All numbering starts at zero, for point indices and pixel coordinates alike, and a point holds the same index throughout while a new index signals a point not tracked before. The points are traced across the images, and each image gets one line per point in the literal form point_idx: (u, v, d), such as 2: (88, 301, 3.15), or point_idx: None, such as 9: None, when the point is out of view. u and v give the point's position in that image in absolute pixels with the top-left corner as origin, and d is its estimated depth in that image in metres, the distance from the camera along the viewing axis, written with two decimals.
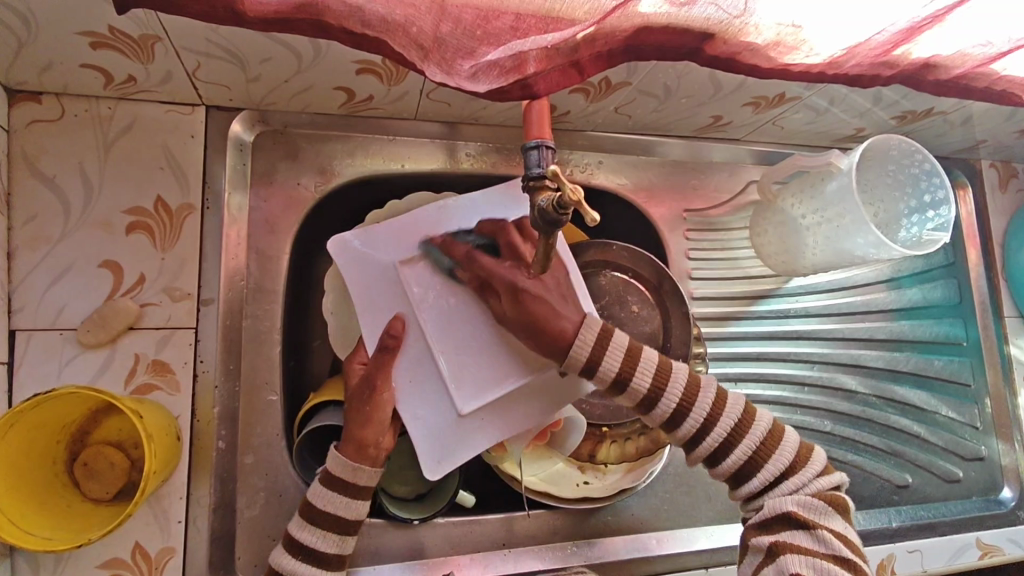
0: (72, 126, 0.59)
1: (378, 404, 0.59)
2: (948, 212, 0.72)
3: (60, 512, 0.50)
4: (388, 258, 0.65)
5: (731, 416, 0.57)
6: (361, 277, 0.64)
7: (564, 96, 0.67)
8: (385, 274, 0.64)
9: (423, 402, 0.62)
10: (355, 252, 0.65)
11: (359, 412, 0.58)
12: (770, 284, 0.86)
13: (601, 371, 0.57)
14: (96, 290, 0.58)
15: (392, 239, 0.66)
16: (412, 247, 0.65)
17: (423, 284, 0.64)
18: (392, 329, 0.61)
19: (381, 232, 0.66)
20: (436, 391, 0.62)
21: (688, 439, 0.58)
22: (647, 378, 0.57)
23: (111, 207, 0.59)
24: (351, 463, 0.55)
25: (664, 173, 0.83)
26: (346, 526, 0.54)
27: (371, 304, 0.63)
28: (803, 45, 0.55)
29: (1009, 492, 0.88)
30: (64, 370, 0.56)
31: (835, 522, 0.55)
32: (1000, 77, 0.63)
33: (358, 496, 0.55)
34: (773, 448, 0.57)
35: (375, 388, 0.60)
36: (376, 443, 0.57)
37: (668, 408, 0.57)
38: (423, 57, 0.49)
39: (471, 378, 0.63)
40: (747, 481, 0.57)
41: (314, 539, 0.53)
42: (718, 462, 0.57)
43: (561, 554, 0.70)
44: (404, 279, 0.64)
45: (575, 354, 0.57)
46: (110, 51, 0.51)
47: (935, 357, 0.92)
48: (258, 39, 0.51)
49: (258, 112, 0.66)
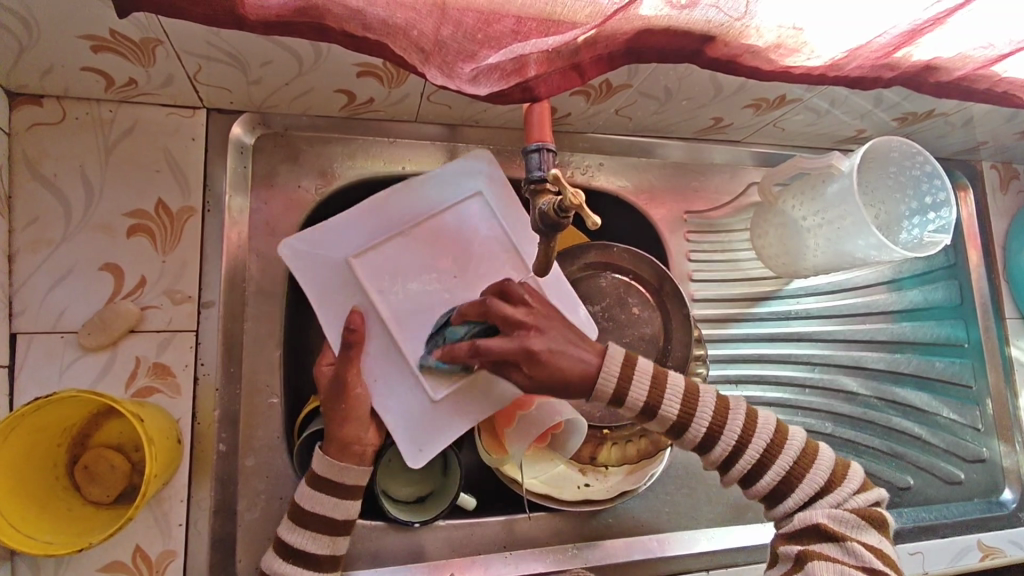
0: (73, 129, 0.59)
1: (353, 401, 0.58)
2: (950, 213, 0.72)
3: (60, 516, 0.50)
4: (340, 254, 0.63)
5: (764, 435, 0.57)
6: (316, 278, 0.62)
7: (565, 99, 0.67)
8: (340, 271, 0.63)
9: (393, 394, 0.62)
10: (309, 252, 0.62)
11: (336, 411, 0.58)
12: (771, 286, 0.85)
13: (631, 399, 0.56)
14: (96, 293, 0.58)
15: (343, 231, 0.63)
16: (364, 238, 0.64)
17: (378, 274, 0.63)
18: (352, 323, 0.59)
19: (335, 227, 0.63)
20: (404, 381, 0.62)
21: (720, 462, 0.58)
22: (675, 405, 0.57)
23: (111, 210, 0.59)
24: (336, 462, 0.55)
25: (665, 175, 0.83)
26: (337, 526, 0.55)
27: (330, 302, 0.62)
28: (804, 47, 0.55)
29: (1010, 493, 0.88)
30: (64, 374, 0.56)
31: (869, 536, 0.55)
32: (1002, 79, 0.63)
33: (349, 496, 0.55)
34: (807, 465, 0.57)
35: (347, 387, 0.58)
36: (360, 440, 0.58)
37: (698, 433, 0.57)
38: (424, 61, 0.49)
39: (438, 364, 0.63)
40: (781, 500, 0.58)
41: (307, 541, 0.53)
42: (751, 482, 0.58)
43: (563, 557, 0.70)
44: (359, 275, 0.63)
45: (603, 386, 0.55)
46: (111, 54, 0.51)
47: (937, 358, 0.92)
48: (258, 42, 0.51)
49: (258, 114, 0.66)
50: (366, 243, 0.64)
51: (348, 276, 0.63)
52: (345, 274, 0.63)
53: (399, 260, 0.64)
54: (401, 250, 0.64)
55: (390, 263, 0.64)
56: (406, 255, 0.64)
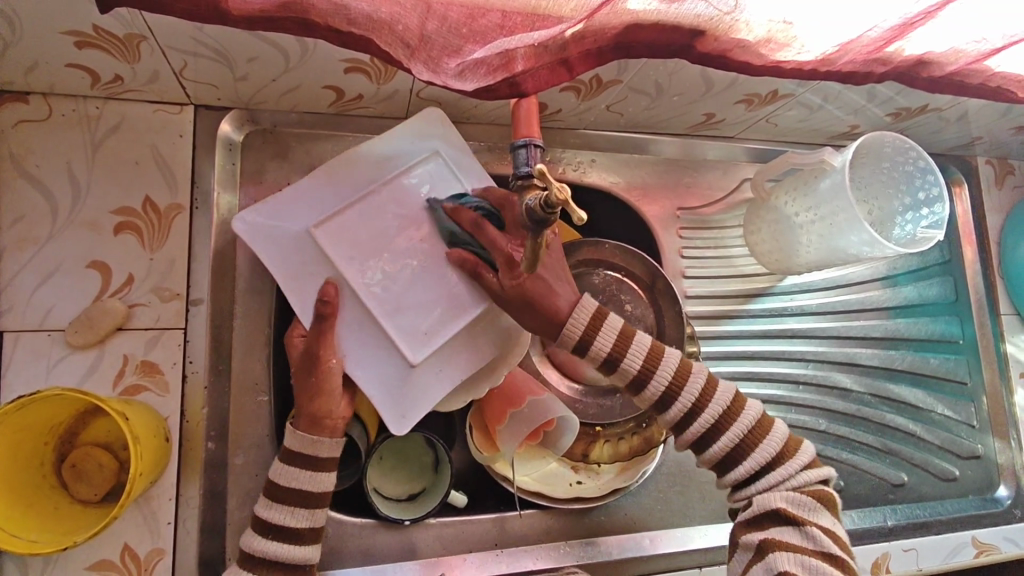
0: (59, 126, 0.58)
1: (326, 373, 0.56)
2: (942, 209, 0.72)
3: (47, 515, 0.50)
4: (298, 224, 0.60)
5: (718, 403, 0.57)
6: (275, 252, 0.59)
7: (555, 94, 0.66)
8: (302, 241, 0.60)
9: (371, 365, 0.59)
10: (267, 227, 0.60)
11: (308, 385, 0.55)
12: (765, 283, 0.85)
13: (593, 349, 0.56)
14: (84, 291, 0.58)
15: (301, 203, 0.61)
16: (323, 207, 0.61)
17: (343, 243, 0.60)
18: (325, 295, 0.57)
19: (293, 198, 0.61)
20: (381, 351, 0.60)
21: (675, 423, 0.58)
22: (638, 360, 0.57)
23: (98, 207, 0.59)
24: (308, 436, 0.54)
25: (658, 172, 0.83)
26: (313, 499, 0.54)
27: (297, 277, 0.59)
28: (795, 42, 0.54)
29: (1005, 490, 0.88)
30: (51, 372, 0.56)
31: (823, 518, 0.55)
32: (995, 74, 0.63)
33: (318, 467, 0.54)
34: (760, 438, 0.57)
35: (319, 358, 0.56)
36: (331, 413, 0.56)
37: (656, 391, 0.57)
38: (409, 56, 0.48)
39: (415, 330, 0.60)
40: (735, 471, 0.57)
41: (283, 516, 0.53)
42: (706, 448, 0.57)
43: (555, 554, 0.69)
44: (323, 244, 0.60)
45: (569, 330, 0.56)
46: (95, 50, 0.51)
47: (932, 355, 0.91)
48: (244, 38, 0.50)
49: (246, 111, 0.65)
50: (325, 212, 0.61)
51: (313, 247, 0.60)
52: (307, 246, 0.60)
53: (362, 226, 0.61)
54: (363, 215, 0.61)
55: (353, 232, 0.61)
56: (368, 219, 0.61)
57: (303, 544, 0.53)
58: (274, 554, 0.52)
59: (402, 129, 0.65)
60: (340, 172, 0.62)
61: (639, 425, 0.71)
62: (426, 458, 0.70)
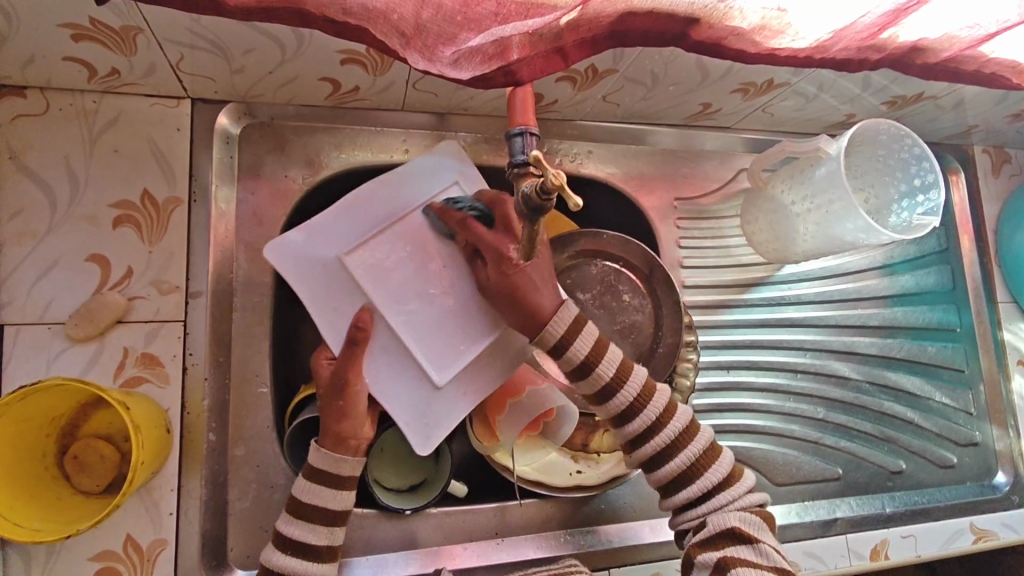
0: (57, 120, 0.58)
1: (353, 396, 0.56)
2: (937, 196, 0.72)
3: (49, 505, 0.50)
4: (331, 252, 0.62)
5: (678, 423, 0.58)
6: (311, 280, 0.61)
7: (552, 85, 0.66)
8: (330, 271, 0.61)
9: (398, 386, 0.61)
10: (302, 255, 0.61)
11: (334, 407, 0.56)
12: (762, 272, 0.85)
13: (569, 352, 0.56)
14: (83, 285, 0.58)
15: (336, 230, 0.63)
16: (351, 236, 0.63)
17: (373, 272, 0.62)
18: (359, 320, 0.58)
19: (319, 227, 0.62)
20: (407, 373, 0.61)
21: (635, 437, 0.58)
22: (586, 346, 0.56)
23: (97, 201, 0.59)
24: (332, 455, 0.54)
25: (655, 163, 0.83)
26: (333, 517, 0.54)
27: (325, 305, 0.60)
28: (789, 29, 0.54)
29: (1003, 477, 0.88)
30: (52, 364, 0.56)
31: (769, 536, 0.57)
32: (989, 60, 0.63)
33: (342, 486, 0.54)
34: (712, 460, 0.58)
35: (348, 383, 0.57)
36: (357, 434, 0.56)
37: (621, 403, 0.57)
38: (405, 45, 0.49)
39: (438, 350, 0.62)
40: (684, 489, 0.58)
41: (304, 532, 0.52)
42: (659, 465, 0.58)
43: (555, 543, 0.70)
44: (355, 277, 0.61)
45: (548, 332, 0.56)
46: (92, 43, 0.51)
47: (929, 343, 0.91)
48: (241, 30, 0.51)
49: (244, 104, 0.65)
50: (360, 240, 0.62)
51: (341, 276, 0.61)
52: (339, 274, 0.61)
53: (392, 255, 0.62)
54: (389, 245, 0.63)
55: (382, 261, 0.62)
56: (392, 248, 0.63)
57: (322, 563, 0.53)
58: (292, 571, 0.51)
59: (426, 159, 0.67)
60: (370, 201, 0.64)
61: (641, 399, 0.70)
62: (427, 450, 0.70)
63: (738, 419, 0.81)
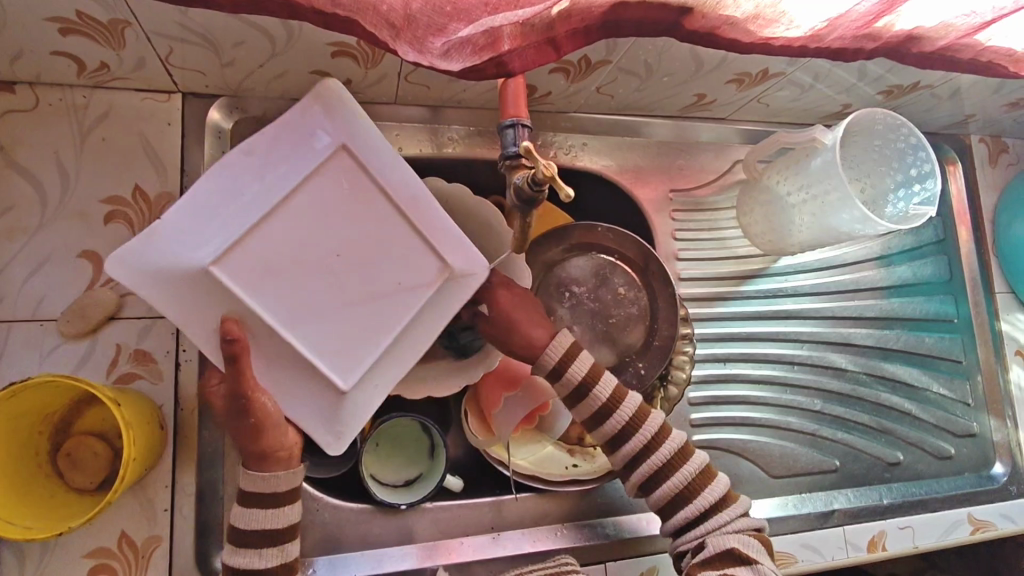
0: (47, 115, 0.58)
1: (265, 410, 0.50)
2: (934, 185, 0.71)
3: (43, 502, 0.50)
4: (189, 261, 0.46)
5: (673, 444, 0.60)
6: (171, 297, 0.46)
7: (545, 76, 0.66)
8: (196, 283, 0.47)
9: (301, 399, 0.50)
10: (151, 267, 0.46)
11: (245, 427, 0.50)
12: (758, 264, 0.85)
13: (567, 375, 0.59)
14: (74, 281, 0.57)
15: (189, 226, 0.46)
16: (208, 231, 0.47)
17: (246, 277, 0.47)
18: (227, 334, 0.46)
19: (164, 227, 0.46)
20: (308, 383, 0.50)
21: (631, 458, 0.59)
22: (582, 369, 0.59)
23: (88, 197, 0.59)
24: (263, 474, 0.52)
25: (650, 155, 0.82)
26: (277, 535, 0.52)
27: (195, 323, 0.47)
28: (783, 18, 0.54)
29: (1000, 467, 0.88)
30: (45, 361, 0.56)
31: (766, 560, 0.57)
32: (986, 48, 0.63)
33: (280, 502, 0.52)
34: (707, 483, 0.59)
35: (250, 400, 0.49)
36: (284, 445, 0.52)
37: (617, 425, 0.59)
38: (395, 36, 0.48)
39: (345, 347, 0.50)
40: (680, 510, 0.59)
41: (250, 560, 0.51)
42: (655, 486, 0.59)
43: (549, 537, 0.69)
44: (229, 289, 0.47)
45: (547, 357, 0.59)
46: (79, 37, 0.51)
47: (926, 334, 0.91)
48: (229, 21, 0.50)
49: (235, 99, 0.64)
50: (226, 239, 0.47)
51: (211, 290, 0.47)
52: (203, 287, 0.47)
53: (277, 247, 0.48)
54: (264, 237, 0.48)
55: (264, 256, 0.48)
56: (270, 241, 0.48)
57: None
58: None
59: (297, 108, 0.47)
60: (230, 180, 0.47)
61: None
62: (423, 443, 0.70)
63: (736, 411, 0.81)
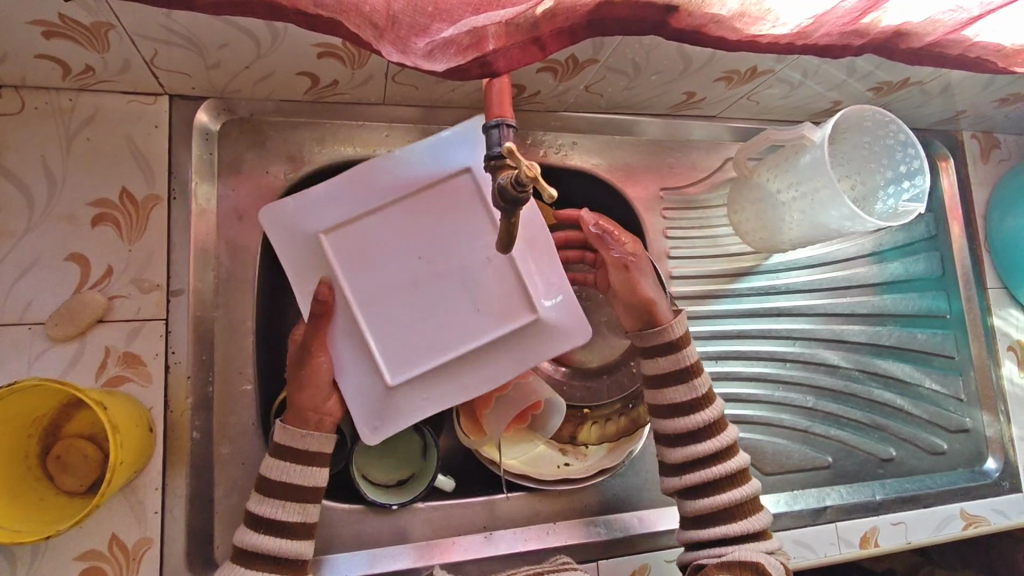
0: (33, 118, 0.58)
1: (315, 369, 0.59)
2: (923, 181, 0.71)
3: (32, 505, 0.50)
4: (314, 227, 0.61)
5: (738, 463, 0.63)
6: (290, 251, 0.61)
7: (533, 75, 0.66)
8: (310, 245, 0.61)
9: (360, 378, 0.61)
10: (288, 221, 0.60)
11: (298, 376, 0.58)
12: (750, 262, 0.85)
13: (680, 355, 0.65)
14: (62, 284, 0.57)
15: (324, 202, 0.61)
16: (341, 210, 0.61)
17: (352, 254, 0.61)
18: (319, 295, 0.59)
19: (311, 195, 0.60)
20: (367, 364, 0.61)
21: (701, 458, 0.62)
22: (694, 356, 0.66)
23: (75, 200, 0.59)
24: (298, 431, 0.56)
25: (641, 153, 0.82)
26: (304, 493, 0.56)
27: (300, 279, 0.61)
28: (768, 15, 0.54)
29: (993, 463, 0.88)
30: (33, 364, 0.56)
31: None
32: (974, 43, 0.63)
33: (312, 461, 0.56)
34: (754, 510, 0.62)
35: (309, 356, 0.59)
36: (315, 407, 0.58)
37: (702, 419, 0.63)
38: (378, 37, 0.48)
39: (407, 348, 0.62)
40: (721, 523, 0.61)
41: (275, 510, 0.54)
42: (707, 494, 0.62)
43: (543, 535, 0.70)
44: (330, 256, 0.60)
45: (671, 329, 0.65)
46: (63, 40, 0.50)
47: (919, 330, 0.91)
48: (213, 24, 0.50)
49: (222, 100, 0.65)
50: (345, 219, 0.61)
51: (319, 252, 0.61)
52: (318, 252, 0.61)
53: (385, 243, 0.61)
54: (378, 230, 0.61)
55: (370, 247, 0.61)
56: (382, 235, 0.61)
57: (297, 539, 0.55)
58: (268, 549, 0.53)
59: (443, 136, 0.62)
60: (368, 177, 0.61)
61: (626, 406, 0.75)
62: (414, 444, 0.70)
63: (729, 409, 0.81)
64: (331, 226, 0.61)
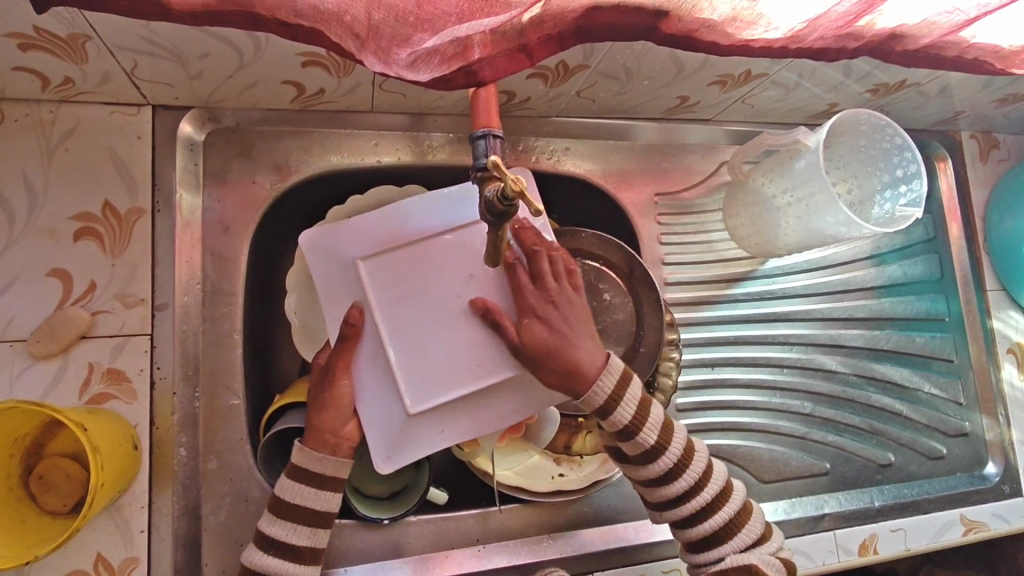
0: (13, 132, 0.57)
1: (338, 389, 0.57)
2: (920, 186, 0.70)
3: (13, 527, 0.49)
4: (352, 253, 0.60)
5: (717, 483, 0.62)
6: (324, 274, 0.60)
7: (523, 82, 0.65)
8: (347, 270, 0.60)
9: (382, 406, 0.59)
10: (327, 247, 0.60)
11: (322, 397, 0.57)
12: (746, 267, 0.84)
13: (614, 416, 0.58)
14: (43, 300, 0.56)
15: (364, 232, 0.61)
16: (380, 242, 0.61)
17: (388, 281, 0.60)
18: (349, 317, 0.57)
19: (354, 224, 0.61)
20: (389, 391, 0.59)
21: (677, 496, 0.60)
22: (628, 412, 0.58)
23: (56, 214, 0.58)
24: (315, 454, 0.55)
25: (635, 158, 0.81)
26: (317, 518, 0.55)
27: (330, 303, 0.60)
28: (760, 19, 0.53)
29: (993, 467, 0.87)
30: (15, 383, 0.55)
31: None
32: (971, 44, 0.61)
33: (324, 486, 0.55)
34: (745, 519, 0.62)
35: (334, 376, 0.57)
36: (336, 431, 0.57)
37: (666, 465, 0.59)
38: (360, 47, 0.47)
39: (429, 378, 0.59)
40: (716, 547, 0.61)
41: (286, 532, 0.53)
42: (693, 523, 0.61)
43: (538, 547, 0.69)
44: (364, 280, 0.59)
45: (594, 395, 0.58)
46: (40, 52, 0.49)
47: (917, 333, 0.90)
48: (193, 35, 0.49)
49: (207, 110, 0.64)
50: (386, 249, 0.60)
51: (354, 277, 0.60)
52: (354, 277, 0.60)
53: (421, 274, 0.60)
54: (414, 262, 0.60)
55: (404, 275, 0.60)
56: (416, 267, 0.60)
57: (304, 564, 0.54)
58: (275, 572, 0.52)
59: None
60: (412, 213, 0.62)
61: None
62: None
63: (726, 416, 0.80)
64: (369, 253, 0.60)
